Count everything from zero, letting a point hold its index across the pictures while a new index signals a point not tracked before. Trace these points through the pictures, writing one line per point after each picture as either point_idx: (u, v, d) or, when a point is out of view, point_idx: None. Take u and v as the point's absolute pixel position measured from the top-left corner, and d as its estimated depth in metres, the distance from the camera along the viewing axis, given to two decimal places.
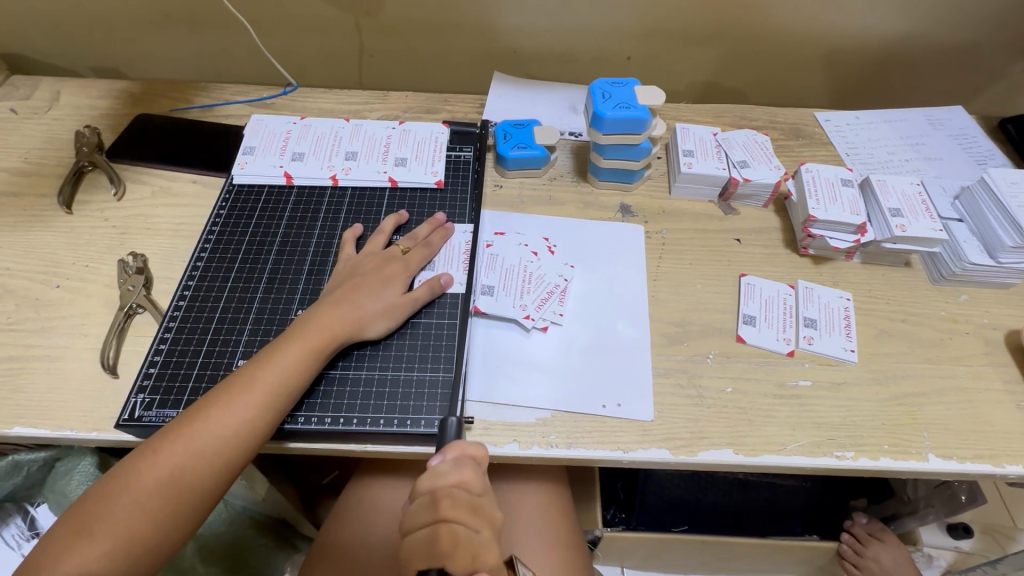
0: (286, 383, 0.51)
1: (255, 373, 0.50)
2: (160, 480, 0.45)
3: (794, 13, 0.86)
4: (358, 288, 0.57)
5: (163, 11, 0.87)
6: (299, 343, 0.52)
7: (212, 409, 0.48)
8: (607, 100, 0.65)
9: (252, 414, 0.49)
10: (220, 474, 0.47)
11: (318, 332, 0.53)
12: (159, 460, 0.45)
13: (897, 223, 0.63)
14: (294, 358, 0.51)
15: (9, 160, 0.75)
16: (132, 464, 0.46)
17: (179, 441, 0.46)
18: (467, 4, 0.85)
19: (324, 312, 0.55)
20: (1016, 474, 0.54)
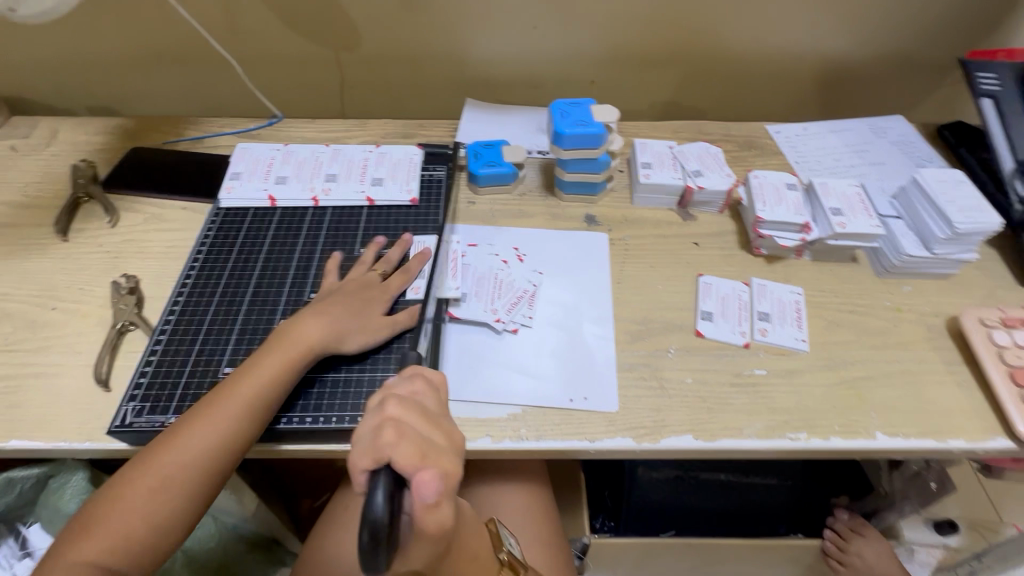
0: (267, 396, 0.54)
1: (239, 385, 0.53)
2: (154, 488, 0.48)
3: (741, 36, 0.93)
4: (340, 306, 0.59)
5: (156, 53, 0.94)
6: (281, 353, 0.55)
7: (200, 420, 0.51)
8: (566, 118, 0.71)
9: (235, 424, 0.51)
10: (208, 479, 0.50)
11: (293, 349, 0.56)
12: (152, 471, 0.49)
13: (837, 220, 0.68)
14: (276, 367, 0.55)
15: (8, 194, 0.79)
16: (129, 472, 0.49)
17: (171, 451, 0.49)
18: (439, 38, 0.91)
19: (305, 324, 0.58)
20: (959, 449, 0.57)
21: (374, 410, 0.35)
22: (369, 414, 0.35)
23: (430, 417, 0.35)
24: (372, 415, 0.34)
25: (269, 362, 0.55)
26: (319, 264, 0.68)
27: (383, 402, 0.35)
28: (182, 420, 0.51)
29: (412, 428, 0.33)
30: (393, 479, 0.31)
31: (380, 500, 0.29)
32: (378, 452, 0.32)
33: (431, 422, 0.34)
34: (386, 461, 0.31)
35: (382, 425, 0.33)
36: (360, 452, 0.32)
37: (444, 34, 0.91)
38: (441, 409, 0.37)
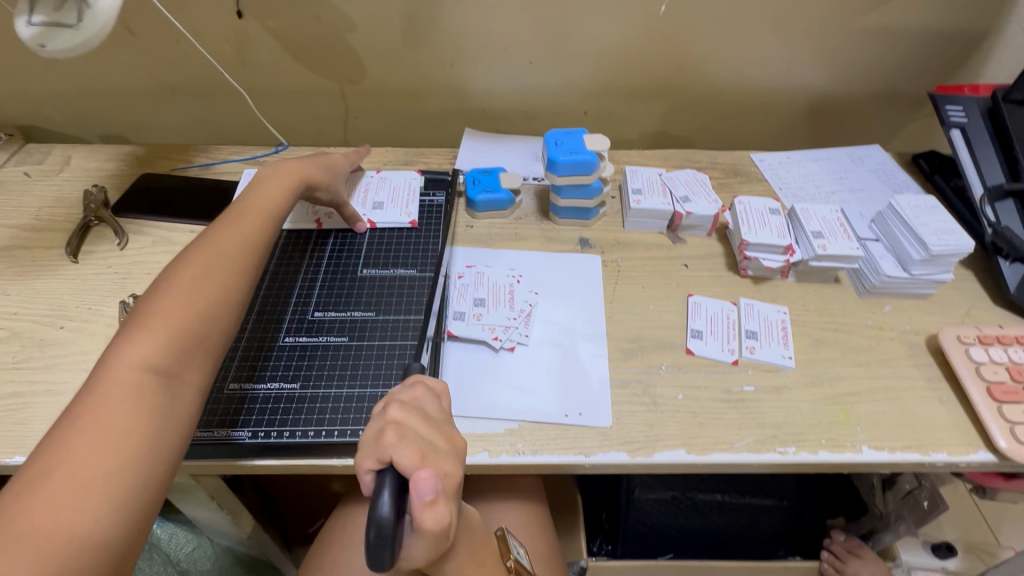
0: (252, 232, 0.62)
1: (222, 247, 0.58)
2: (161, 334, 0.48)
3: (726, 71, 0.99)
4: (304, 163, 0.73)
5: (168, 85, 0.98)
6: (239, 223, 0.62)
7: (194, 275, 0.54)
8: (560, 147, 0.75)
9: (228, 267, 0.57)
10: (216, 325, 0.53)
11: (274, 181, 0.69)
12: (151, 322, 0.49)
13: (819, 243, 0.72)
14: (242, 230, 0.62)
15: (21, 217, 0.81)
16: (126, 337, 0.48)
17: (171, 303, 0.51)
18: (440, 72, 0.96)
19: (250, 201, 0.65)
20: (943, 462, 0.59)
21: (378, 415, 0.37)
22: (374, 420, 0.37)
23: (432, 420, 0.37)
24: (377, 421, 0.36)
25: (239, 223, 0.62)
26: (324, 283, 0.70)
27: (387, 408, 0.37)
28: (173, 284, 0.53)
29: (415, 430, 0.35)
30: (396, 479, 0.33)
31: (386, 500, 0.31)
32: (379, 454, 0.34)
33: (432, 424, 0.36)
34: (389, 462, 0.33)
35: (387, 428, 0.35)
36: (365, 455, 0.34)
37: (444, 68, 0.96)
38: (442, 416, 0.39)
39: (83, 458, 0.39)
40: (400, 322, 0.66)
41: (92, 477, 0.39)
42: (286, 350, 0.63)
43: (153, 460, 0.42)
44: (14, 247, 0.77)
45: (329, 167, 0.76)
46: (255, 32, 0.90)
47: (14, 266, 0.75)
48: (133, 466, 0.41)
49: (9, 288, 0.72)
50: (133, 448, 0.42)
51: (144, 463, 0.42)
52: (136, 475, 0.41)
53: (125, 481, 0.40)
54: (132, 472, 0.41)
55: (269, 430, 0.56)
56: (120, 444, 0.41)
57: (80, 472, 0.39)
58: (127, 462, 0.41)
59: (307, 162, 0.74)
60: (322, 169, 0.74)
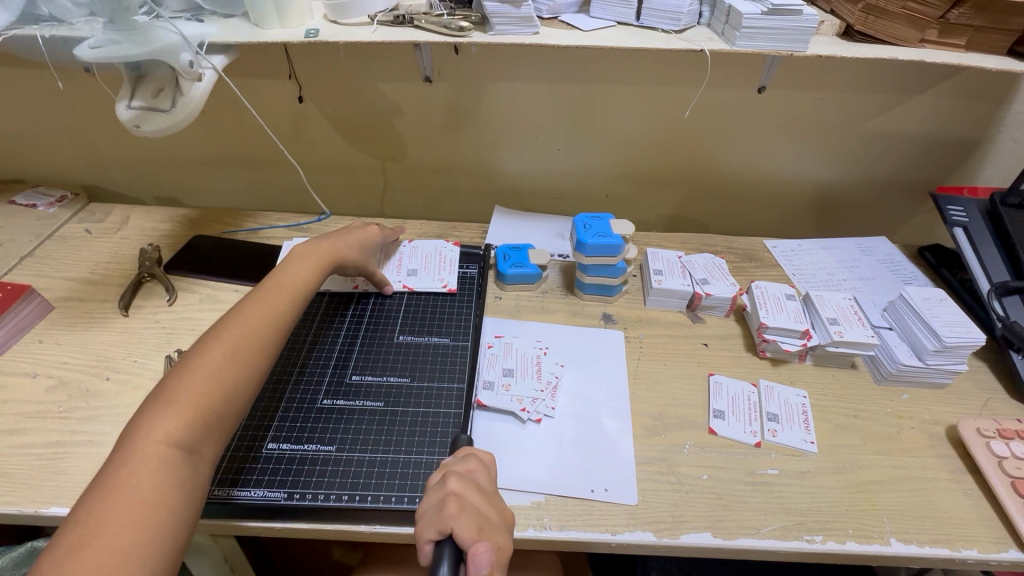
0: (282, 304, 0.64)
1: (252, 319, 0.60)
2: (186, 407, 0.50)
3: (738, 164, 1.07)
4: (339, 242, 0.75)
5: (226, 156, 1.07)
6: (270, 295, 0.64)
7: (222, 346, 0.56)
8: (588, 230, 0.81)
9: (255, 340, 0.59)
10: (238, 400, 0.54)
11: (308, 257, 0.71)
12: (178, 394, 0.51)
13: (835, 329, 0.75)
14: (270, 302, 0.63)
15: (79, 271, 0.87)
16: (156, 406, 0.50)
17: (198, 376, 0.53)
18: (475, 155, 1.05)
19: (284, 272, 0.68)
20: (973, 559, 0.59)
21: (437, 486, 0.40)
22: (432, 491, 0.40)
23: (485, 493, 0.40)
24: (436, 492, 0.39)
25: (270, 297, 0.64)
26: (362, 346, 0.73)
27: (444, 479, 0.40)
28: (202, 352, 0.55)
29: (470, 502, 0.38)
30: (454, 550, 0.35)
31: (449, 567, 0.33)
32: (440, 524, 0.36)
33: (485, 496, 0.39)
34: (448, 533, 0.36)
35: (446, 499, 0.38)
36: (426, 523, 0.37)
37: (479, 152, 1.05)
38: (492, 488, 0.42)
39: (111, 534, 0.41)
40: (435, 390, 0.68)
41: (119, 552, 0.41)
42: (324, 412, 0.65)
43: (174, 535, 0.44)
44: (70, 299, 0.82)
45: (364, 241, 0.79)
46: (311, 115, 1.00)
47: (68, 317, 0.79)
48: (156, 542, 0.43)
49: (61, 339, 0.76)
50: (157, 524, 0.44)
51: (169, 538, 0.44)
52: (158, 552, 0.43)
53: (148, 556, 0.42)
54: (155, 548, 0.43)
55: (304, 491, 0.57)
56: (147, 519, 0.43)
57: (107, 549, 0.41)
58: (153, 538, 0.43)
59: (342, 237, 0.76)
60: (356, 248, 0.77)
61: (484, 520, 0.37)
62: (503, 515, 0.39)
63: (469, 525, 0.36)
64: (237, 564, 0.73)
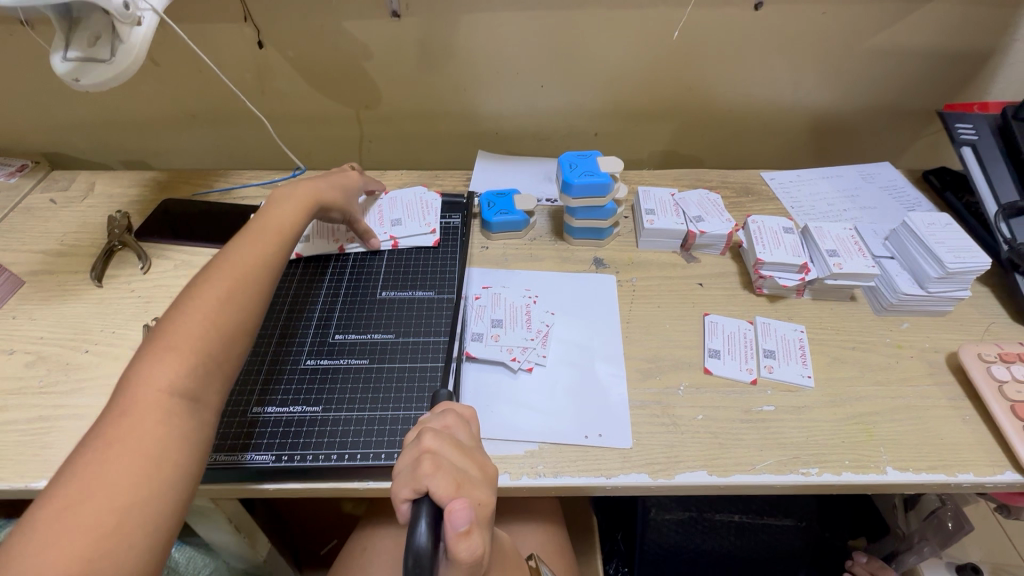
0: (272, 252, 0.61)
1: (245, 263, 0.57)
2: (185, 354, 0.47)
3: (734, 92, 1.00)
4: (321, 182, 0.73)
5: (189, 112, 1.01)
6: (259, 241, 0.61)
7: (216, 293, 0.53)
8: (574, 169, 0.76)
9: (251, 283, 0.56)
10: (237, 347, 0.52)
11: (294, 197, 0.68)
12: (175, 340, 0.48)
13: (834, 262, 0.72)
14: (260, 251, 0.60)
15: (47, 243, 0.83)
16: (151, 354, 0.47)
17: (192, 322, 0.50)
18: (453, 97, 0.99)
19: (270, 218, 0.64)
20: (969, 483, 0.58)
21: (412, 444, 0.38)
22: (408, 448, 0.38)
23: (464, 448, 0.38)
24: (412, 450, 0.37)
25: (259, 242, 0.61)
26: (344, 304, 0.71)
27: (420, 437, 0.38)
28: (192, 300, 0.52)
29: (447, 456, 0.36)
30: (432, 509, 0.33)
31: (424, 528, 0.31)
32: (417, 483, 0.34)
33: (464, 450, 0.38)
34: (425, 491, 0.34)
35: (422, 455, 0.36)
36: (401, 482, 0.35)
37: (457, 93, 0.98)
38: (471, 444, 0.40)
39: (117, 484, 0.39)
40: (420, 345, 0.67)
41: (124, 506, 0.38)
42: (308, 372, 0.63)
43: (182, 487, 0.42)
44: (40, 272, 0.79)
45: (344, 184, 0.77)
46: (274, 61, 0.93)
47: (41, 291, 0.76)
48: (163, 493, 0.40)
49: (35, 313, 0.73)
50: (163, 474, 0.41)
51: (174, 491, 0.41)
52: (163, 505, 0.40)
53: (158, 508, 0.40)
54: (161, 500, 0.40)
55: (292, 454, 0.56)
56: (151, 471, 0.41)
57: (111, 502, 0.38)
58: (161, 490, 0.40)
59: (324, 181, 0.73)
60: (338, 191, 0.74)
61: (463, 476, 0.35)
62: (485, 469, 0.38)
63: (445, 482, 0.34)
64: (242, 524, 0.74)
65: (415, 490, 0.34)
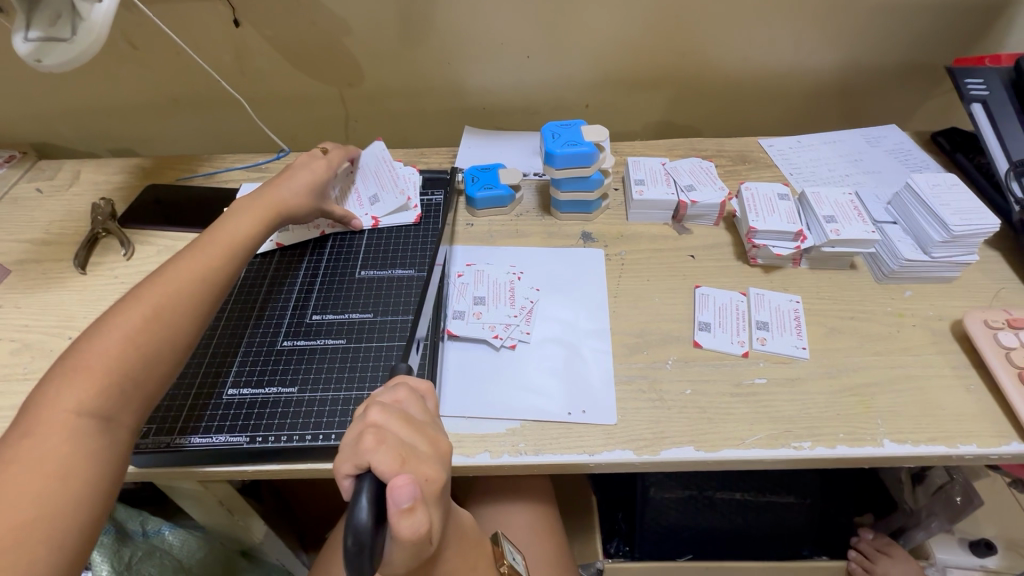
0: (212, 263, 0.59)
1: (178, 276, 0.56)
2: (98, 375, 0.47)
3: (729, 55, 0.96)
4: (282, 188, 0.69)
5: (172, 97, 0.99)
6: (199, 252, 0.59)
7: (140, 309, 0.52)
8: (557, 139, 0.73)
9: (179, 293, 0.55)
10: (161, 364, 0.51)
11: (249, 210, 0.66)
12: (97, 358, 0.47)
13: (831, 228, 0.68)
14: (198, 264, 0.58)
15: (33, 232, 0.83)
16: (62, 374, 0.46)
17: (114, 337, 0.49)
18: (436, 71, 0.96)
19: (216, 232, 0.62)
20: (972, 454, 0.56)
21: (357, 419, 0.36)
22: (353, 424, 0.36)
23: (414, 423, 0.36)
24: (356, 426, 0.35)
25: (199, 254, 0.59)
26: (322, 285, 0.70)
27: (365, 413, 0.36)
28: (116, 316, 0.51)
29: (391, 432, 0.34)
30: (375, 486, 0.31)
31: (364, 505, 0.30)
32: (359, 459, 0.33)
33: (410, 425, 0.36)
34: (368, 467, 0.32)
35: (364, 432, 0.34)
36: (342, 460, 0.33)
37: (440, 67, 0.95)
38: (426, 419, 0.38)
39: (14, 503, 0.38)
40: (399, 324, 0.65)
41: (19, 526, 0.38)
42: (284, 353, 0.62)
43: (88, 506, 0.42)
44: (26, 260, 0.79)
45: (311, 179, 0.72)
46: (252, 40, 0.91)
47: (26, 279, 0.76)
48: (65, 513, 0.40)
49: (20, 301, 0.73)
50: (67, 494, 0.41)
51: (77, 514, 0.41)
52: (65, 525, 0.40)
53: (59, 528, 0.39)
54: (62, 520, 0.40)
55: (266, 435, 0.55)
56: (54, 490, 0.40)
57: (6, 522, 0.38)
58: (63, 510, 0.40)
59: (285, 184, 0.70)
60: (304, 192, 0.71)
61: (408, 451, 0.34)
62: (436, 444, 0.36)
63: (388, 458, 0.32)
64: (233, 506, 0.74)
65: (357, 466, 0.32)
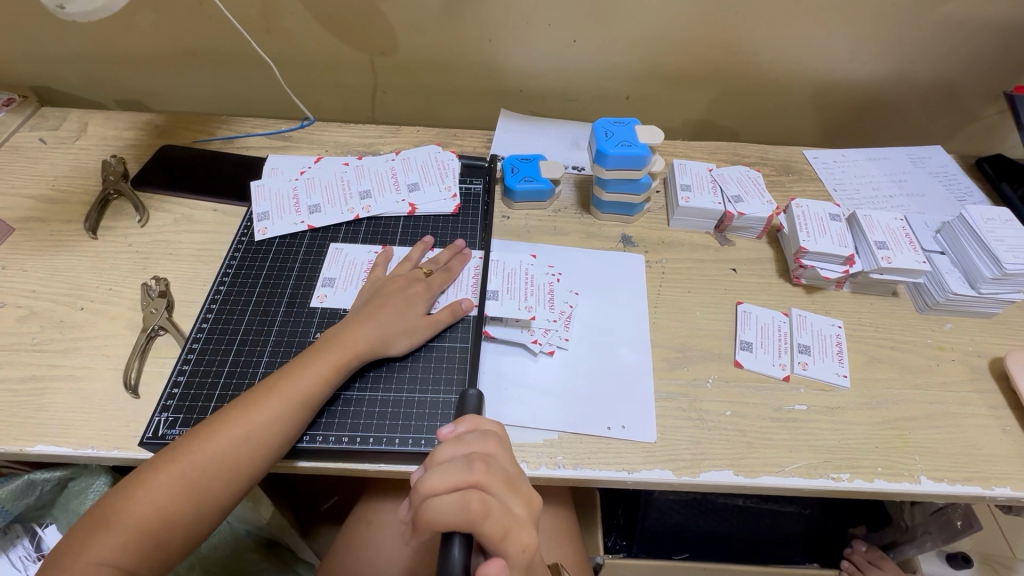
0: (334, 369, 0.55)
1: (303, 379, 0.54)
2: (193, 468, 0.48)
3: (782, 58, 0.92)
4: (401, 301, 0.61)
5: (190, 50, 0.93)
6: (325, 356, 0.55)
7: (252, 409, 0.51)
8: (610, 138, 0.70)
9: (322, 392, 0.54)
10: (248, 468, 0.50)
11: (371, 312, 0.59)
12: (236, 434, 0.50)
13: (883, 255, 0.67)
14: (318, 371, 0.54)
15: (38, 187, 0.78)
16: (172, 451, 0.49)
17: (259, 419, 0.50)
18: (476, 48, 0.90)
19: (349, 329, 0.58)
20: (1005, 497, 0.56)
21: (462, 469, 0.40)
22: (454, 470, 0.40)
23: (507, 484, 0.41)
24: (459, 478, 0.39)
25: (328, 353, 0.56)
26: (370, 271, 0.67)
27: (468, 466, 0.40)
28: (238, 407, 0.51)
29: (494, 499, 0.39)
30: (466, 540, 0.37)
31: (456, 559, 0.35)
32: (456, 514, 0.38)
33: (507, 490, 0.41)
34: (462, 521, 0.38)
35: (470, 497, 0.38)
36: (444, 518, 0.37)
37: (481, 44, 0.90)
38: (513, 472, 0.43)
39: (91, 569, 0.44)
40: None
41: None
42: None
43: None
44: (31, 218, 0.74)
45: (418, 309, 0.61)
46: None
47: (32, 239, 0.71)
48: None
49: (26, 264, 0.69)
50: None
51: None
52: None
53: None
54: None
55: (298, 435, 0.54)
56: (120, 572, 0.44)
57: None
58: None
59: (397, 311, 0.60)
60: (411, 332, 0.60)
61: (506, 520, 0.39)
62: (528, 506, 0.42)
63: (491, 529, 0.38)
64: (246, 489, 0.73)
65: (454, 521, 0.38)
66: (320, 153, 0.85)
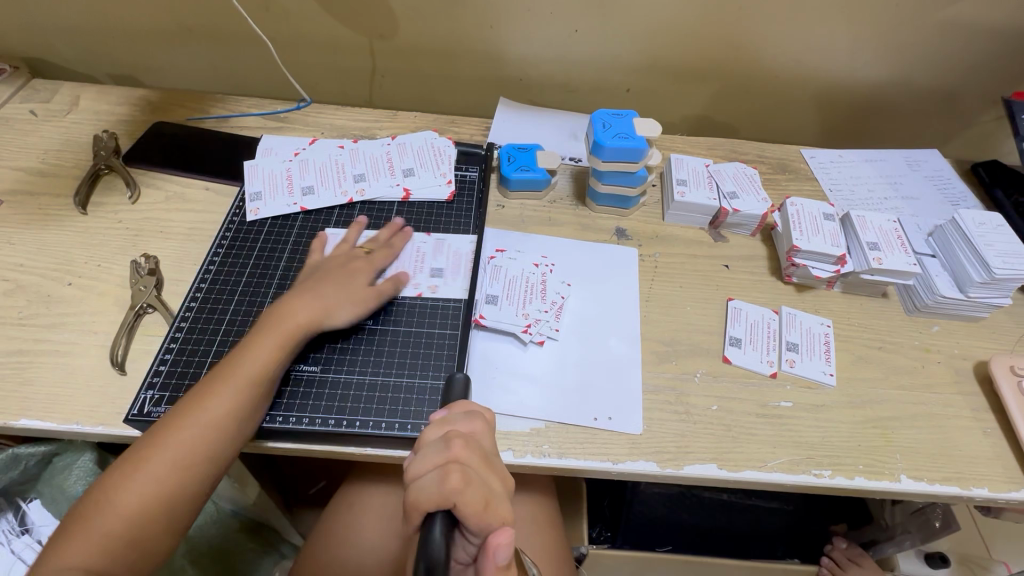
0: (283, 344, 0.55)
1: (261, 356, 0.54)
2: (167, 453, 0.48)
3: (783, 56, 0.91)
4: (341, 276, 0.61)
5: (186, 26, 0.91)
6: (271, 333, 0.55)
7: (218, 390, 0.51)
8: (607, 130, 0.70)
9: (282, 366, 0.54)
10: (224, 447, 0.50)
11: (306, 290, 0.59)
12: (206, 416, 0.50)
13: (874, 256, 0.67)
14: (268, 346, 0.54)
15: (27, 159, 0.77)
16: (147, 439, 0.49)
17: (232, 401, 0.51)
18: (476, 34, 0.89)
19: (287, 305, 0.58)
20: (982, 497, 0.57)
21: (439, 448, 0.41)
22: (432, 451, 0.41)
23: (489, 461, 0.42)
24: (438, 456, 0.41)
25: (275, 330, 0.56)
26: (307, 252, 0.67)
27: (449, 440, 0.42)
28: (205, 388, 0.52)
29: (473, 473, 0.40)
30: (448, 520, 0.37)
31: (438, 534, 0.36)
32: (442, 496, 0.38)
33: (485, 466, 0.41)
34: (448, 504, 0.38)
35: (447, 470, 0.39)
36: (425, 494, 0.38)
37: (481, 30, 0.89)
38: (492, 452, 0.44)
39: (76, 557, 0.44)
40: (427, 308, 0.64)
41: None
42: None
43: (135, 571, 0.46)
44: (20, 191, 0.73)
45: (360, 282, 0.61)
46: None
47: (19, 212, 0.71)
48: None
49: (14, 238, 0.68)
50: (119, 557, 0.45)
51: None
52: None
53: None
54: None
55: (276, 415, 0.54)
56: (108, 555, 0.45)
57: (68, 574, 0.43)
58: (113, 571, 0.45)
59: (337, 284, 0.60)
60: (353, 305, 0.60)
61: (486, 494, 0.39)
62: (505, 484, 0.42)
63: (475, 501, 0.38)
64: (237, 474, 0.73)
65: (439, 502, 0.38)
66: (315, 135, 0.84)
